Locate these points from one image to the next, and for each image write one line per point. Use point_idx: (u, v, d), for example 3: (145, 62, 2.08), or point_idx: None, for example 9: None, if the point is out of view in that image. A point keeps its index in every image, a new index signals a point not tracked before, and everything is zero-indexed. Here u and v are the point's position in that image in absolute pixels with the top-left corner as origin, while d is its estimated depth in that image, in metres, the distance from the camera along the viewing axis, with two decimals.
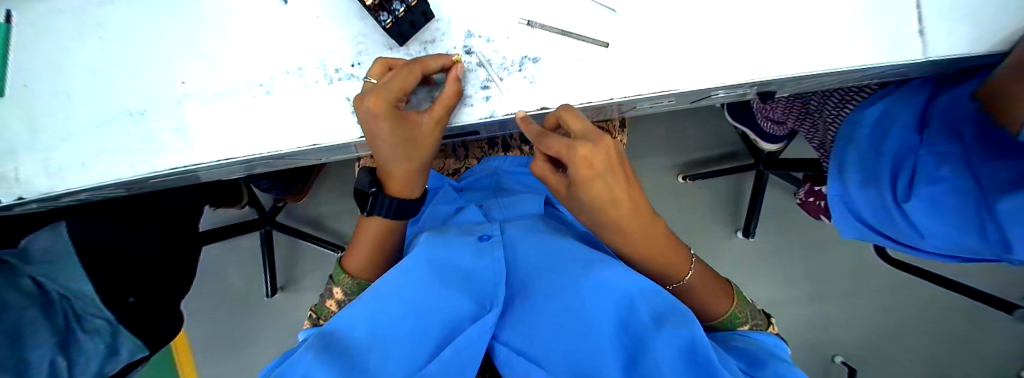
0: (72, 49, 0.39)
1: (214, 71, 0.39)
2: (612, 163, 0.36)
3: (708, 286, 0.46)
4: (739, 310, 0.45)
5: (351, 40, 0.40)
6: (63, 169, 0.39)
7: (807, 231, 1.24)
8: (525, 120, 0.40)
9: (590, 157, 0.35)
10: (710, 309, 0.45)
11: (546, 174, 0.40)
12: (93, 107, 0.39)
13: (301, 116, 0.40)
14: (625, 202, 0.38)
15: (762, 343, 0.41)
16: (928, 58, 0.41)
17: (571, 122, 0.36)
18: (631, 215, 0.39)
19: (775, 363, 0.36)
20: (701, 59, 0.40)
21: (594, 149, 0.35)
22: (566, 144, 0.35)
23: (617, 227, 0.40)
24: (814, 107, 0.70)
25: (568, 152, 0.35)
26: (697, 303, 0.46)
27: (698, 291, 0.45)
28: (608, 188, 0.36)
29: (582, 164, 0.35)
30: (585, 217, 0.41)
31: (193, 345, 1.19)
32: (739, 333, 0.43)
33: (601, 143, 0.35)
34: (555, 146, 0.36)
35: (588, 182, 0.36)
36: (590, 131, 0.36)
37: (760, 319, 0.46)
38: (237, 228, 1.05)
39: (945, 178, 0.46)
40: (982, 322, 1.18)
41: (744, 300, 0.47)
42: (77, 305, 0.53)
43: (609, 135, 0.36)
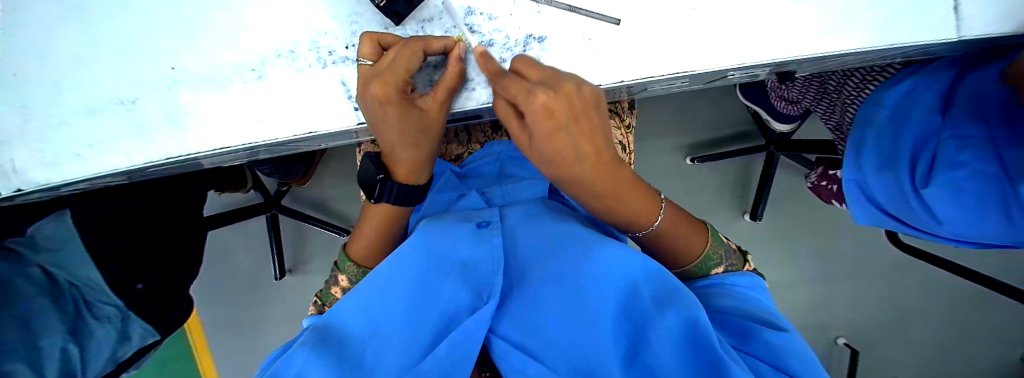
0: (56, 33, 0.37)
1: (203, 53, 0.38)
2: (576, 114, 0.32)
3: (681, 227, 0.45)
4: (713, 252, 0.45)
5: (345, 20, 0.38)
6: (58, 160, 0.39)
7: (819, 213, 1.22)
8: (485, 55, 0.34)
9: (550, 105, 0.31)
10: (685, 253, 0.45)
11: (510, 122, 0.35)
12: (81, 94, 0.38)
13: (295, 102, 0.38)
14: (590, 160, 0.36)
15: (737, 298, 0.40)
16: (963, 38, 0.38)
17: (525, 70, 0.33)
18: (595, 176, 0.37)
19: (765, 329, 0.35)
20: (716, 38, 0.38)
21: (556, 98, 0.31)
22: (526, 90, 0.31)
23: (586, 186, 0.38)
24: (832, 86, 0.67)
25: (527, 99, 0.31)
26: (671, 248, 0.45)
27: (673, 235, 0.45)
28: (573, 143, 0.34)
29: (541, 113, 0.31)
30: (550, 174, 0.38)
31: (205, 326, 1.22)
32: (716, 286, 0.43)
33: (562, 91, 0.31)
34: (512, 89, 0.32)
35: (549, 135, 0.33)
36: (550, 77, 0.32)
37: (734, 259, 0.47)
38: (243, 212, 1.06)
39: (967, 164, 0.44)
40: (989, 308, 1.17)
41: (718, 241, 0.46)
42: (85, 294, 0.57)
43: (572, 82, 0.32)
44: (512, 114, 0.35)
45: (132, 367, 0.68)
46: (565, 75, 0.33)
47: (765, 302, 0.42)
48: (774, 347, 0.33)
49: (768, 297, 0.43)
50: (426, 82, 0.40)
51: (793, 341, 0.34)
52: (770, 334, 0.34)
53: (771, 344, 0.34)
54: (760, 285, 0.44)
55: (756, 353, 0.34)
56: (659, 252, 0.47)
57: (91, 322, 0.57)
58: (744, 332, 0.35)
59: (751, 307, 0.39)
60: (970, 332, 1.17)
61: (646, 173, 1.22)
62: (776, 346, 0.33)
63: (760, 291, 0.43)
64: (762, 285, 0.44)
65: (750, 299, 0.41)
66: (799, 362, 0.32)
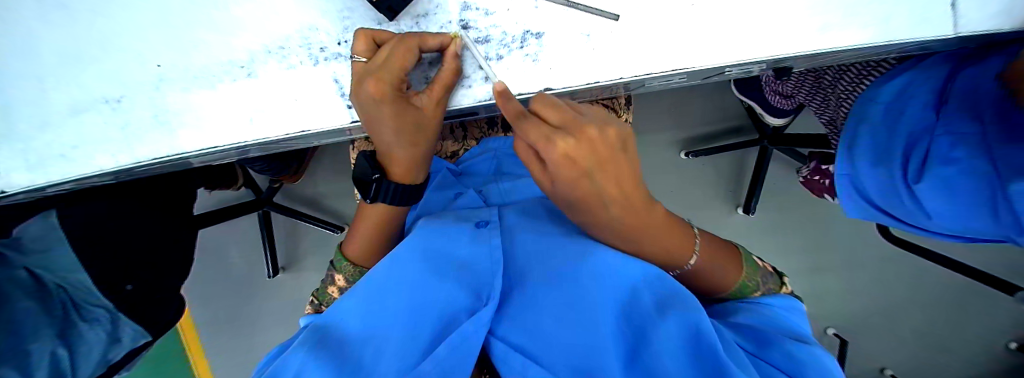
0: (35, 28, 0.36)
1: (190, 50, 0.37)
2: (600, 158, 0.32)
3: (716, 258, 0.44)
4: (750, 279, 0.44)
5: (336, 15, 0.37)
6: (42, 162, 0.38)
7: (811, 207, 1.23)
8: (505, 94, 0.32)
9: (571, 153, 0.31)
10: (721, 282, 0.44)
11: (529, 163, 0.35)
12: (65, 93, 0.37)
13: (287, 100, 0.37)
14: (616, 203, 0.35)
15: (767, 314, 0.41)
16: (958, 35, 0.38)
17: (544, 112, 0.32)
18: (623, 217, 0.37)
19: (788, 343, 0.35)
20: (716, 35, 0.38)
21: (576, 144, 0.31)
22: (546, 136, 0.31)
23: (617, 229, 0.38)
24: (827, 82, 0.67)
25: (546, 146, 0.31)
26: (707, 280, 0.44)
27: (710, 270, 0.43)
28: (597, 186, 0.33)
29: (561, 161, 0.31)
30: (578, 218, 0.38)
31: (199, 327, 1.20)
32: (745, 301, 0.43)
33: (583, 136, 0.31)
34: (531, 134, 0.31)
35: (572, 181, 0.33)
36: (570, 121, 0.32)
37: (771, 283, 0.45)
38: (233, 210, 1.04)
39: (960, 160, 0.44)
40: (975, 297, 1.20)
41: (752, 266, 0.45)
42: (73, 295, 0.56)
43: (594, 126, 0.32)
44: (530, 153, 0.35)
45: (124, 369, 0.67)
46: (586, 118, 0.33)
47: (802, 325, 0.41)
48: (792, 357, 0.34)
49: (806, 321, 0.42)
50: (422, 79, 0.39)
51: (816, 356, 0.34)
52: (788, 344, 0.35)
53: (792, 356, 0.34)
54: (799, 309, 0.43)
55: (772, 361, 0.34)
56: (694, 285, 0.45)
57: (81, 325, 0.56)
58: (764, 341, 0.36)
59: (781, 325, 0.39)
60: (954, 322, 1.21)
61: (641, 167, 1.22)
62: (796, 358, 0.34)
63: (796, 314, 0.42)
64: (801, 309, 0.43)
65: (783, 318, 0.40)
66: (818, 372, 0.32)
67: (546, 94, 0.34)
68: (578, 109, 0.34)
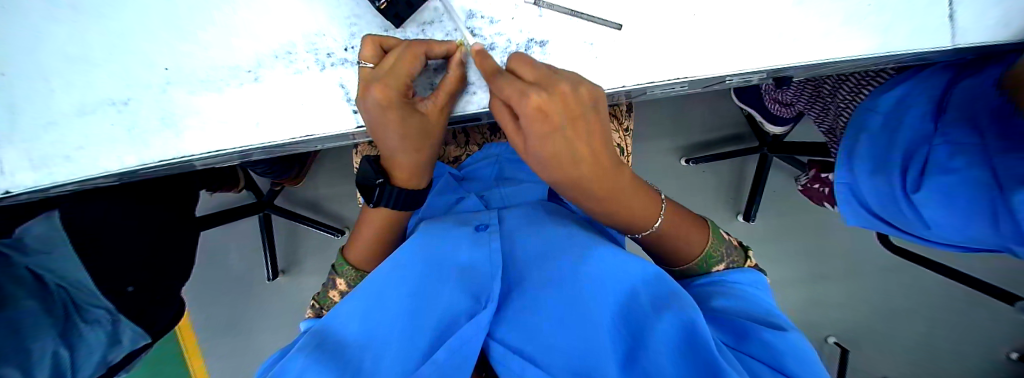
0: (46, 30, 0.36)
1: (197, 54, 0.37)
2: (572, 114, 0.33)
3: (680, 227, 0.46)
4: (714, 250, 0.46)
5: (343, 22, 0.37)
6: (48, 163, 0.38)
7: (811, 215, 1.24)
8: (482, 54, 0.34)
9: (544, 107, 0.31)
10: (685, 252, 0.46)
11: (505, 124, 0.35)
12: (74, 96, 0.37)
13: (293, 104, 0.38)
14: (585, 160, 0.36)
15: (738, 298, 0.41)
16: (957, 46, 0.39)
17: (521, 70, 0.33)
18: (593, 177, 0.37)
19: (761, 329, 0.35)
20: (717, 45, 0.38)
21: (548, 98, 0.31)
22: (519, 91, 0.31)
23: (584, 187, 0.38)
24: (826, 90, 0.68)
25: (519, 100, 0.31)
26: (671, 249, 0.46)
27: (674, 236, 0.45)
28: (568, 143, 0.34)
29: (534, 114, 0.31)
30: (546, 176, 0.38)
31: (197, 329, 1.20)
32: (716, 284, 0.43)
33: (555, 91, 0.32)
34: (506, 89, 0.32)
35: (544, 136, 0.33)
36: (545, 78, 0.32)
37: (734, 256, 0.47)
38: (234, 212, 1.04)
39: (959, 170, 0.45)
40: (975, 307, 1.20)
41: (719, 239, 0.47)
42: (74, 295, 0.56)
43: (567, 83, 0.32)
44: (507, 114, 0.35)
45: (123, 370, 0.66)
46: (560, 76, 0.33)
47: (766, 300, 0.42)
48: (769, 346, 0.34)
49: (769, 295, 0.43)
50: (427, 85, 0.39)
51: (792, 340, 0.34)
52: (763, 331, 0.35)
53: (768, 344, 0.34)
54: (760, 281, 0.45)
55: (750, 352, 0.34)
56: (660, 252, 0.47)
57: (82, 326, 0.56)
58: (740, 331, 0.35)
59: (752, 308, 0.39)
60: (954, 331, 1.21)
61: (642, 174, 1.22)
62: (773, 347, 0.34)
63: (758, 288, 0.43)
64: (762, 283, 0.45)
65: (749, 297, 0.41)
66: (798, 363, 0.32)
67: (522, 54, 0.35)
68: (555, 69, 0.35)
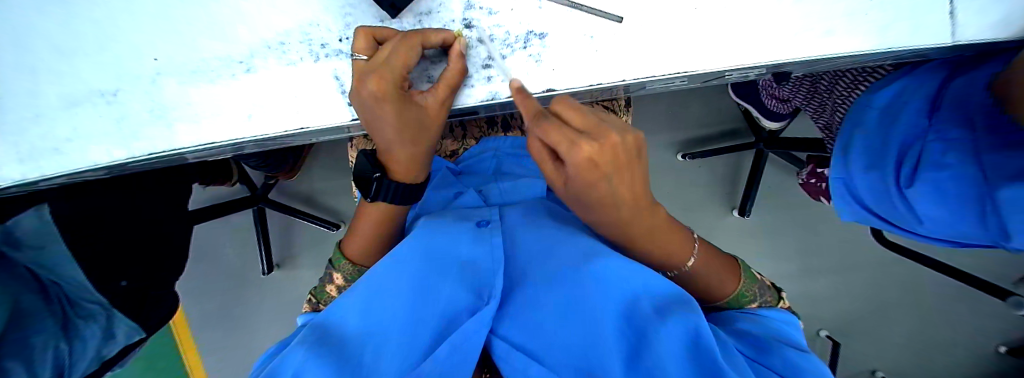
0: (31, 19, 0.35)
1: (188, 44, 0.36)
2: (620, 163, 0.31)
3: (714, 266, 0.44)
4: (747, 289, 0.44)
5: (338, 11, 0.37)
6: (36, 156, 0.37)
7: (806, 210, 1.24)
8: (521, 90, 0.34)
9: (594, 157, 0.30)
10: (717, 290, 0.44)
11: (546, 165, 0.35)
12: (61, 86, 0.36)
13: (287, 96, 0.37)
14: (628, 205, 0.35)
15: (767, 322, 0.41)
16: (957, 43, 0.38)
17: (566, 114, 0.31)
18: (631, 219, 0.37)
19: (785, 348, 0.36)
20: (719, 39, 0.38)
21: (600, 149, 0.30)
22: (569, 139, 0.30)
23: (622, 228, 0.38)
24: (824, 87, 0.67)
25: (569, 150, 0.30)
26: (701, 287, 0.44)
27: (707, 275, 0.44)
28: (613, 190, 0.33)
29: (584, 165, 0.30)
30: (588, 216, 0.38)
31: (192, 322, 1.19)
32: (746, 313, 0.43)
33: (607, 142, 0.30)
34: (553, 136, 0.30)
35: (592, 184, 0.32)
36: (594, 126, 0.30)
37: (767, 295, 0.45)
38: (231, 205, 1.03)
39: (952, 165, 0.45)
40: (963, 300, 1.22)
41: (751, 278, 0.45)
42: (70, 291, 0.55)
43: (617, 131, 0.31)
44: (547, 152, 0.34)
45: (117, 365, 0.65)
46: (608, 123, 0.31)
47: (801, 338, 0.41)
48: (793, 362, 0.34)
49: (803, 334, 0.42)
50: (425, 77, 0.38)
51: (815, 363, 0.35)
52: (788, 351, 0.36)
53: (790, 360, 0.35)
54: (794, 323, 0.43)
55: (769, 364, 0.35)
56: (691, 290, 0.45)
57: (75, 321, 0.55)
58: (762, 346, 0.36)
59: (783, 334, 0.40)
60: (944, 324, 1.23)
61: None
62: (797, 363, 0.34)
63: (794, 328, 0.42)
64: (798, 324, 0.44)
65: (782, 328, 0.41)
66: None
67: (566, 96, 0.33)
68: (601, 113, 0.33)
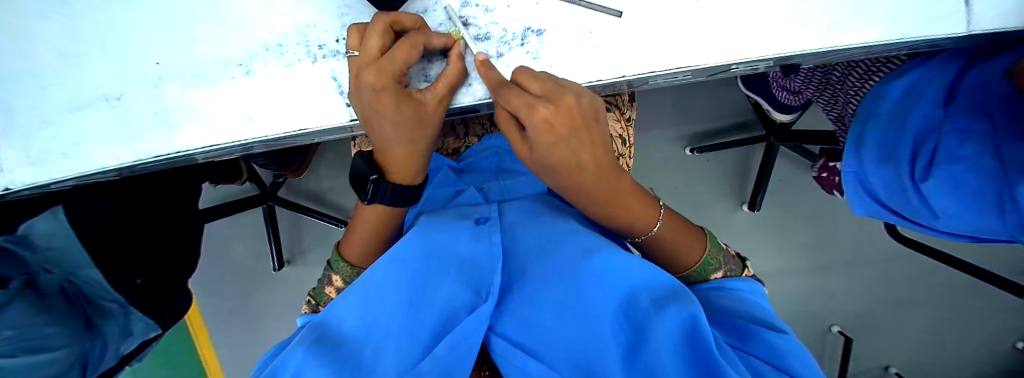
0: (40, 26, 0.36)
1: (188, 46, 0.36)
2: (576, 125, 0.33)
3: (679, 232, 0.45)
4: (712, 257, 0.45)
5: (334, 12, 0.37)
6: (46, 159, 0.38)
7: (818, 204, 1.21)
8: (487, 63, 0.34)
9: (551, 119, 0.31)
10: (682, 258, 0.45)
11: (511, 134, 0.35)
12: (69, 92, 0.37)
13: (285, 98, 0.37)
14: (588, 169, 0.36)
15: (744, 300, 0.40)
16: (971, 33, 0.37)
17: (528, 83, 0.33)
18: (596, 183, 0.38)
19: (764, 331, 0.35)
20: (720, 32, 0.37)
21: (556, 111, 0.31)
22: (528, 103, 0.31)
23: (587, 195, 0.39)
24: (835, 78, 0.65)
25: (528, 113, 0.31)
26: (666, 253, 0.45)
27: (671, 241, 0.45)
28: (573, 153, 0.34)
29: (542, 126, 0.32)
30: (552, 183, 0.39)
31: (207, 319, 1.22)
32: (713, 286, 0.43)
33: (561, 103, 0.32)
34: (514, 101, 0.32)
35: (551, 147, 0.33)
36: (551, 90, 0.32)
37: (732, 264, 0.46)
38: (241, 203, 1.05)
39: (969, 158, 0.43)
40: (982, 296, 1.19)
41: (717, 246, 0.46)
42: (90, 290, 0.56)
43: (571, 94, 0.32)
44: (512, 124, 0.35)
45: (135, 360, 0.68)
46: (564, 88, 0.33)
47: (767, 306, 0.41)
48: (774, 346, 0.33)
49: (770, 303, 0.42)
50: (422, 77, 0.38)
51: (792, 341, 0.34)
52: (768, 333, 0.34)
53: (772, 345, 0.33)
54: (759, 290, 0.44)
55: (754, 352, 0.34)
56: (657, 256, 0.46)
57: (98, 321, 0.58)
58: (744, 332, 0.35)
59: (759, 311, 0.39)
60: (960, 320, 1.20)
61: (645, 164, 1.21)
62: (778, 347, 0.33)
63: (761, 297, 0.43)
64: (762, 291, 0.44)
65: (751, 302, 0.40)
66: (801, 364, 0.32)
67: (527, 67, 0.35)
68: (558, 81, 0.35)
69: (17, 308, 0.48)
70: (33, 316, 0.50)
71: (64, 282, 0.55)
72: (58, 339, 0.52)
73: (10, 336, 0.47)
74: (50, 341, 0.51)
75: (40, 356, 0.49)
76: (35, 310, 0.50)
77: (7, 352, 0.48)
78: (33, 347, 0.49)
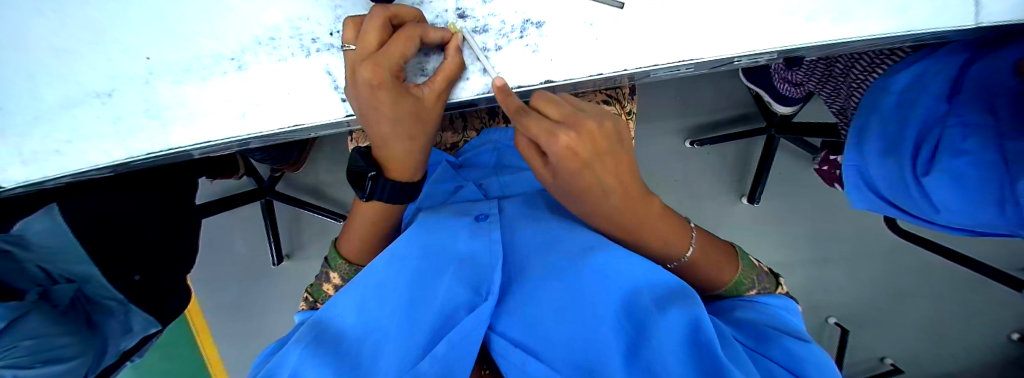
0: (24, 20, 0.35)
1: (178, 41, 0.35)
2: (598, 150, 0.33)
3: (714, 256, 0.43)
4: (744, 276, 0.44)
5: (328, 4, 0.36)
6: (38, 156, 0.37)
7: (820, 197, 1.21)
8: (504, 90, 0.31)
9: (573, 146, 0.32)
10: (715, 280, 0.43)
11: (528, 157, 0.36)
12: (57, 87, 0.36)
13: (279, 93, 0.36)
14: (615, 194, 0.36)
15: (768, 311, 0.40)
16: (981, 25, 0.36)
17: (548, 109, 0.32)
18: (624, 209, 0.38)
19: (784, 337, 0.35)
20: (723, 25, 0.36)
21: (577, 137, 0.32)
22: (548, 130, 0.31)
23: (615, 220, 0.39)
24: (838, 70, 0.65)
25: (548, 140, 0.32)
26: (700, 277, 0.43)
27: (707, 265, 0.43)
28: (597, 179, 0.35)
29: (564, 154, 0.32)
30: (577, 210, 0.39)
31: (207, 310, 1.22)
32: (744, 299, 0.42)
33: (583, 130, 0.32)
34: (533, 129, 0.31)
35: (574, 174, 0.33)
36: (570, 115, 0.32)
37: (766, 283, 0.45)
38: (239, 198, 1.04)
39: (970, 152, 0.43)
40: (980, 288, 1.19)
41: (750, 264, 0.45)
42: (92, 288, 0.57)
43: (591, 119, 0.33)
44: (533, 150, 0.35)
45: (136, 355, 0.69)
46: (584, 113, 0.33)
47: (800, 325, 0.40)
48: (792, 352, 0.33)
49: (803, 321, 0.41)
50: (419, 70, 0.37)
51: (815, 350, 0.34)
52: (787, 339, 0.34)
53: (790, 351, 0.33)
54: (793, 308, 0.43)
55: (770, 355, 0.34)
56: (691, 282, 0.44)
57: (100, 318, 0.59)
58: (762, 336, 0.35)
59: (784, 322, 0.38)
60: (957, 312, 1.21)
61: (645, 157, 1.20)
62: (796, 353, 0.33)
63: (793, 313, 0.42)
64: (797, 310, 0.43)
65: (782, 316, 0.39)
66: (819, 372, 0.31)
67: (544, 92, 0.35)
68: (578, 104, 0.35)
69: (32, 318, 0.50)
70: (50, 326, 0.51)
71: (76, 291, 0.57)
72: (71, 349, 0.53)
73: (29, 347, 0.48)
74: (65, 352, 0.52)
75: (57, 366, 0.51)
76: (50, 321, 0.51)
77: (24, 363, 0.48)
78: (50, 358, 0.50)
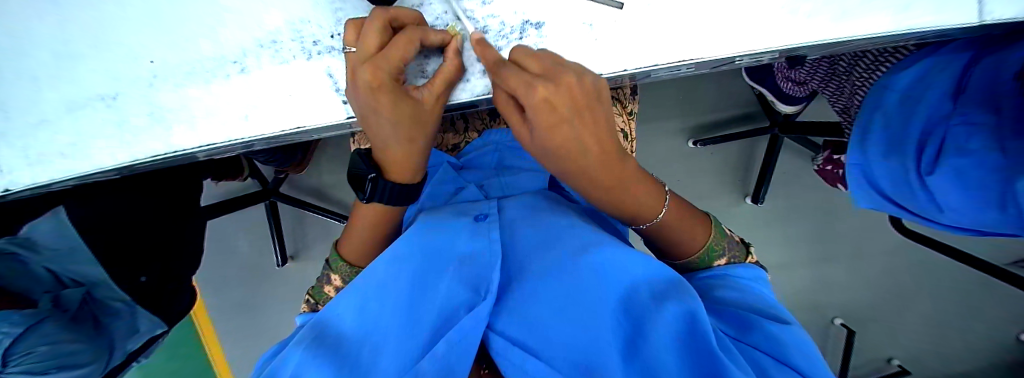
0: (31, 27, 0.36)
1: (181, 45, 0.36)
2: (578, 105, 0.31)
3: (684, 221, 0.44)
4: (716, 244, 0.44)
5: (328, 6, 0.36)
6: (43, 160, 0.38)
7: (824, 197, 1.20)
8: (481, 42, 0.33)
9: (551, 98, 0.30)
10: (688, 244, 0.44)
11: (510, 114, 0.35)
12: (64, 91, 0.37)
13: (281, 95, 0.37)
14: (593, 151, 0.35)
15: (746, 290, 0.40)
16: (984, 23, 0.36)
17: (526, 62, 0.32)
18: (601, 167, 0.36)
19: (764, 321, 0.34)
20: (722, 24, 0.36)
21: (556, 89, 0.30)
22: (526, 82, 0.30)
23: (590, 178, 0.37)
24: (842, 69, 0.64)
25: (526, 92, 0.30)
26: (670, 240, 0.45)
27: (678, 227, 0.44)
28: (574, 135, 0.33)
29: (540, 106, 0.30)
30: (553, 167, 0.37)
31: (212, 310, 1.23)
32: (718, 274, 0.43)
33: (562, 82, 0.30)
34: (511, 80, 0.31)
35: (551, 128, 0.32)
36: (551, 69, 0.31)
37: (736, 251, 0.46)
38: (243, 200, 1.04)
39: (977, 151, 0.43)
40: (987, 288, 1.18)
41: (722, 234, 0.46)
42: (100, 291, 0.58)
43: (573, 74, 0.31)
44: (512, 105, 0.34)
45: (142, 356, 0.70)
46: (566, 66, 0.32)
47: (765, 293, 0.41)
48: (774, 339, 0.33)
49: (770, 290, 0.43)
50: (419, 72, 0.38)
51: (793, 332, 0.34)
52: (767, 322, 0.34)
53: (772, 336, 0.33)
54: (761, 277, 0.44)
55: (754, 344, 0.33)
56: (661, 244, 0.46)
57: (106, 320, 0.60)
58: (744, 323, 0.35)
59: (761, 301, 0.39)
60: (963, 311, 1.19)
61: (647, 157, 1.20)
62: (778, 338, 0.33)
63: (761, 283, 0.43)
64: (763, 278, 0.44)
65: (756, 294, 0.40)
66: (802, 356, 0.32)
67: (524, 46, 0.34)
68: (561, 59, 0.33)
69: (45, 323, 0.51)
70: (66, 333, 0.54)
71: (85, 293, 0.58)
72: (84, 355, 0.55)
73: (43, 353, 0.51)
74: (78, 358, 0.55)
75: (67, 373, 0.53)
76: (64, 328, 0.53)
77: (39, 369, 0.51)
78: (64, 364, 0.53)
